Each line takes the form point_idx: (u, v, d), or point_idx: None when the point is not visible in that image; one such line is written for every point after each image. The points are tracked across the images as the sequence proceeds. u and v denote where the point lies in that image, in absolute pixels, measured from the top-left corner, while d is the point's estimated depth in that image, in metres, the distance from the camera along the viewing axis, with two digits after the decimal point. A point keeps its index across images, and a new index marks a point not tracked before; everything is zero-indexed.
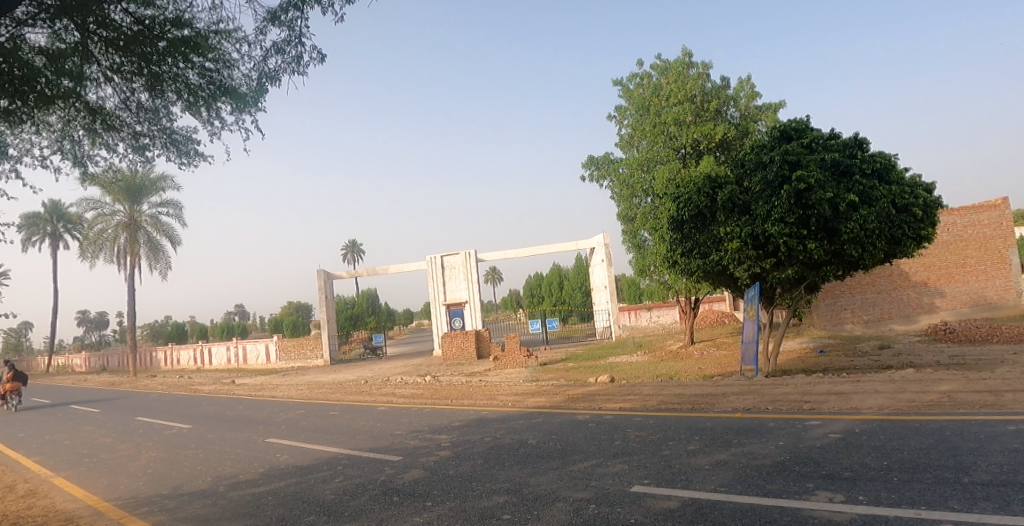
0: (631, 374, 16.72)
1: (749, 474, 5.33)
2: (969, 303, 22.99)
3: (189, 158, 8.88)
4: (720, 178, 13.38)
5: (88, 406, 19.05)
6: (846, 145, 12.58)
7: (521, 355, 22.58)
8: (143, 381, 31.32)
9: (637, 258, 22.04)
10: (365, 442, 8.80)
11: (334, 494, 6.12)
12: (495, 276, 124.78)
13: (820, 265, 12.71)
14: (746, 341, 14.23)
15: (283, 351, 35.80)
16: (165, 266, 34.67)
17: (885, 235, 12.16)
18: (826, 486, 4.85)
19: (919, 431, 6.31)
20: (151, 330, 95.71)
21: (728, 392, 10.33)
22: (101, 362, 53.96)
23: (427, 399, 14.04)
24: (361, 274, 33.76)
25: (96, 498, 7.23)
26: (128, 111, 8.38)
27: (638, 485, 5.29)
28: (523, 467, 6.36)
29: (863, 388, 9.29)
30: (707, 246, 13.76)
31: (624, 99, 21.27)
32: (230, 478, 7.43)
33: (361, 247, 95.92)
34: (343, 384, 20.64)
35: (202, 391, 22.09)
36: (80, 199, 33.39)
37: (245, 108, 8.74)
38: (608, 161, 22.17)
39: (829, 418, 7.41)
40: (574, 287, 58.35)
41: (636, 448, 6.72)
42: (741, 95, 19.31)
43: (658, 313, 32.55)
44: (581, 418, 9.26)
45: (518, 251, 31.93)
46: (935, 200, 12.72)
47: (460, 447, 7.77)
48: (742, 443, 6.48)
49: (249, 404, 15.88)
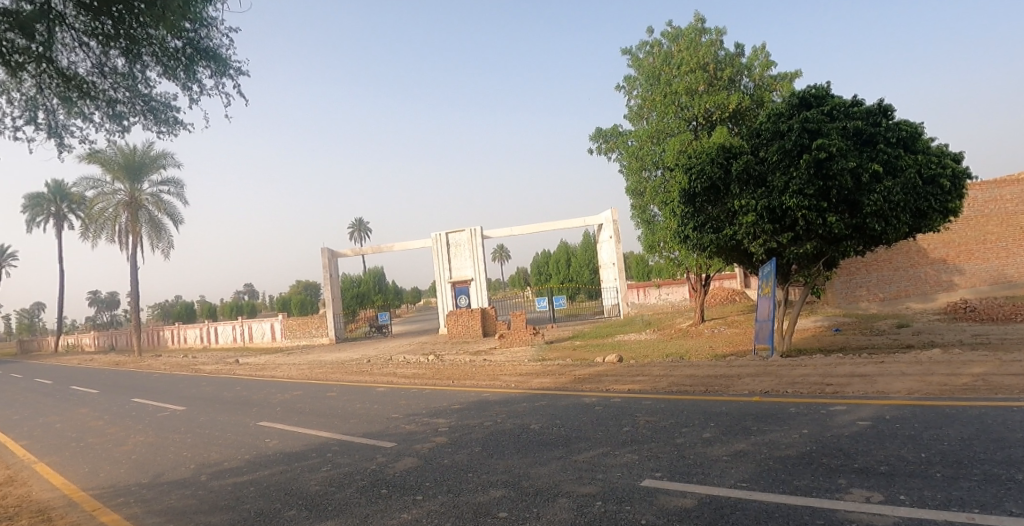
0: (639, 353, 16.21)
1: (773, 468, 4.80)
2: (989, 281, 22.22)
3: (169, 127, 8.38)
4: (734, 148, 12.69)
5: (87, 387, 18.81)
6: (870, 112, 11.88)
7: (527, 333, 22.24)
8: (145, 361, 31.03)
9: (646, 234, 21.42)
10: (359, 427, 8.37)
11: (320, 485, 5.68)
12: (501, 254, 123.90)
13: (839, 239, 12.06)
14: (760, 319, 13.58)
15: (288, 329, 35.65)
16: (167, 245, 34.31)
17: (911, 208, 11.45)
18: (860, 483, 4.32)
19: (958, 418, 5.76)
20: (161, 310, 96.43)
21: (743, 373, 9.80)
22: (109, 341, 54.32)
23: (427, 380, 13.59)
24: (366, 253, 33.33)
25: (73, 487, 6.82)
26: (102, 77, 7.80)
27: (649, 479, 4.79)
28: (524, 457, 5.87)
29: (889, 370, 8.70)
30: (720, 220, 13.10)
31: (633, 69, 20.41)
32: (214, 465, 7.01)
33: (368, 224, 95.36)
34: (346, 363, 20.35)
35: (204, 371, 21.81)
36: (82, 177, 33.00)
37: (227, 72, 8.25)
38: (617, 133, 21.42)
39: (855, 402, 6.84)
40: (581, 264, 57.81)
41: (647, 436, 6.20)
42: (756, 64, 18.41)
43: (667, 291, 32.03)
44: (587, 401, 8.77)
45: (525, 228, 31.28)
46: (965, 170, 11.94)
47: (458, 433, 7.31)
48: (762, 431, 5.96)
49: (247, 383, 15.58)
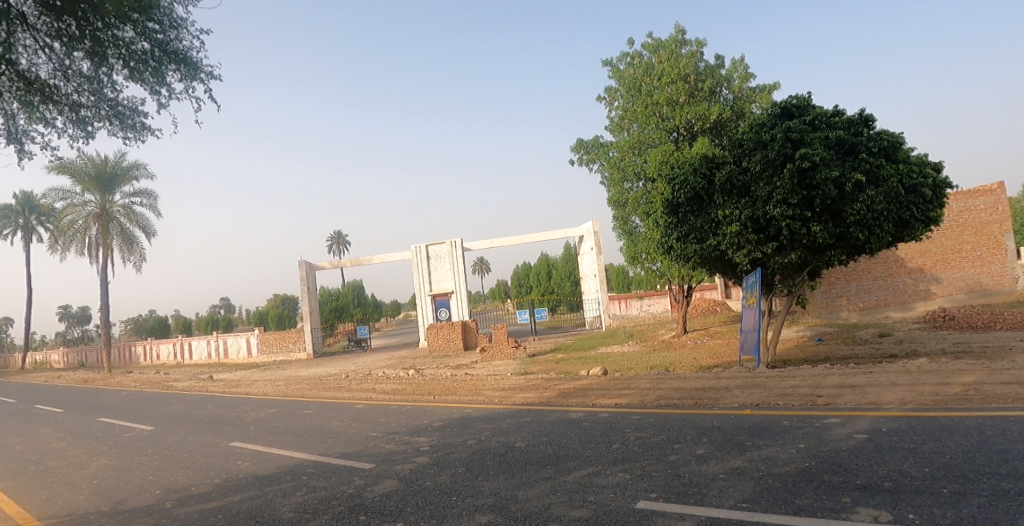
0: (624, 366, 15.98)
1: (773, 486, 4.58)
2: (965, 289, 22.50)
3: (136, 133, 8.00)
4: (718, 158, 12.63)
5: (51, 406, 17.98)
6: (851, 122, 11.93)
7: (509, 346, 21.89)
8: (114, 378, 29.97)
9: (628, 245, 21.34)
10: (337, 446, 7.98)
11: (294, 512, 5.30)
12: (481, 265, 123.28)
13: (823, 249, 12.03)
14: (746, 330, 13.51)
15: (265, 344, 34.76)
16: (139, 258, 33.34)
17: (893, 217, 11.46)
18: (865, 501, 4.12)
19: (956, 430, 5.62)
20: (134, 325, 94.11)
21: (731, 385, 9.63)
22: (79, 358, 52.60)
23: (408, 395, 13.19)
24: (345, 265, 32.75)
25: (26, 517, 6.34)
26: (65, 80, 7.41)
27: (643, 500, 4.54)
28: (511, 477, 5.59)
29: (878, 380, 8.59)
30: (704, 230, 12.99)
31: (614, 80, 20.41)
32: (181, 491, 6.58)
33: (347, 237, 94.29)
34: (323, 379, 19.79)
35: (175, 388, 21.06)
36: (50, 188, 31.99)
37: (198, 76, 7.92)
38: (598, 144, 21.38)
39: (850, 415, 6.68)
40: (563, 276, 57.74)
41: (639, 453, 5.96)
42: (735, 76, 18.53)
43: (649, 302, 32.01)
44: (574, 416, 8.50)
45: (505, 240, 31.06)
46: (944, 180, 12.03)
47: (441, 452, 6.97)
48: (758, 446, 5.75)
49: (220, 401, 15.00)
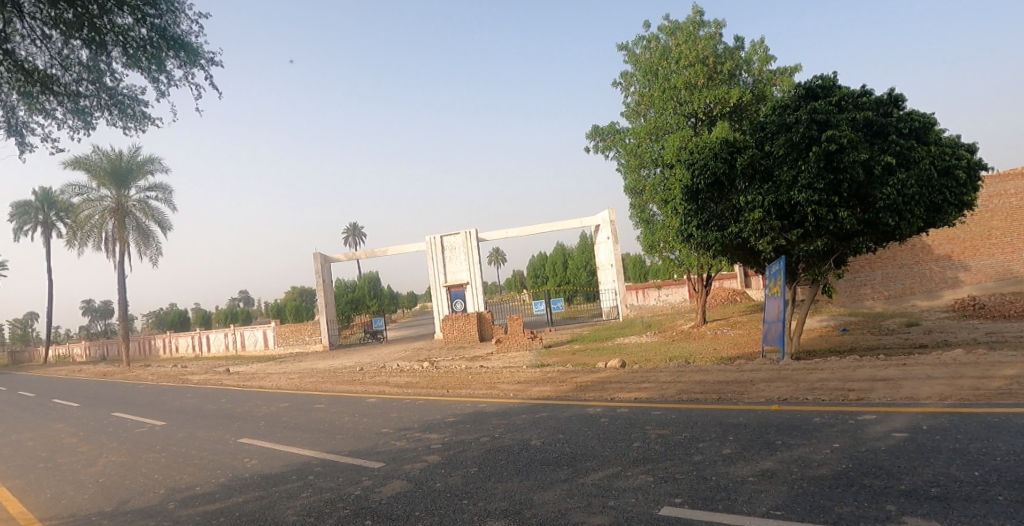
0: (642, 357, 15.60)
1: (808, 492, 4.22)
2: (995, 277, 21.77)
3: (137, 123, 7.76)
4: (739, 142, 12.14)
5: (69, 400, 18.11)
6: (880, 102, 11.39)
7: (525, 337, 21.65)
8: (133, 371, 30.19)
9: (645, 233, 20.90)
10: (347, 443, 7.76)
11: (297, 515, 5.07)
12: (496, 258, 123.02)
13: (851, 236, 11.50)
14: (769, 320, 13.05)
15: (281, 336, 34.87)
16: (155, 252, 33.56)
17: (925, 201, 10.89)
18: (912, 510, 3.75)
19: (1004, 428, 5.21)
20: (156, 318, 95.51)
21: (756, 379, 9.21)
22: (101, 351, 53.36)
23: (422, 389, 12.98)
24: (359, 258, 32.65)
25: (28, 517, 6.18)
26: (64, 69, 7.19)
27: (667, 506, 4.21)
28: (525, 479, 5.29)
29: (912, 372, 8.13)
30: (725, 217, 12.52)
31: (630, 65, 19.89)
32: (185, 490, 6.39)
33: (362, 230, 94.53)
34: (339, 371, 19.71)
35: (190, 382, 21.04)
36: (68, 184, 32.30)
37: (198, 63, 7.63)
38: (614, 130, 20.90)
39: (886, 411, 6.27)
40: (579, 267, 57.38)
41: (661, 452, 5.63)
42: (755, 58, 17.91)
43: (667, 292, 31.56)
44: (592, 412, 8.17)
45: (520, 230, 30.72)
46: (979, 162, 11.43)
47: (453, 450, 6.71)
48: (789, 446, 5.38)
49: (234, 395, 14.93)
